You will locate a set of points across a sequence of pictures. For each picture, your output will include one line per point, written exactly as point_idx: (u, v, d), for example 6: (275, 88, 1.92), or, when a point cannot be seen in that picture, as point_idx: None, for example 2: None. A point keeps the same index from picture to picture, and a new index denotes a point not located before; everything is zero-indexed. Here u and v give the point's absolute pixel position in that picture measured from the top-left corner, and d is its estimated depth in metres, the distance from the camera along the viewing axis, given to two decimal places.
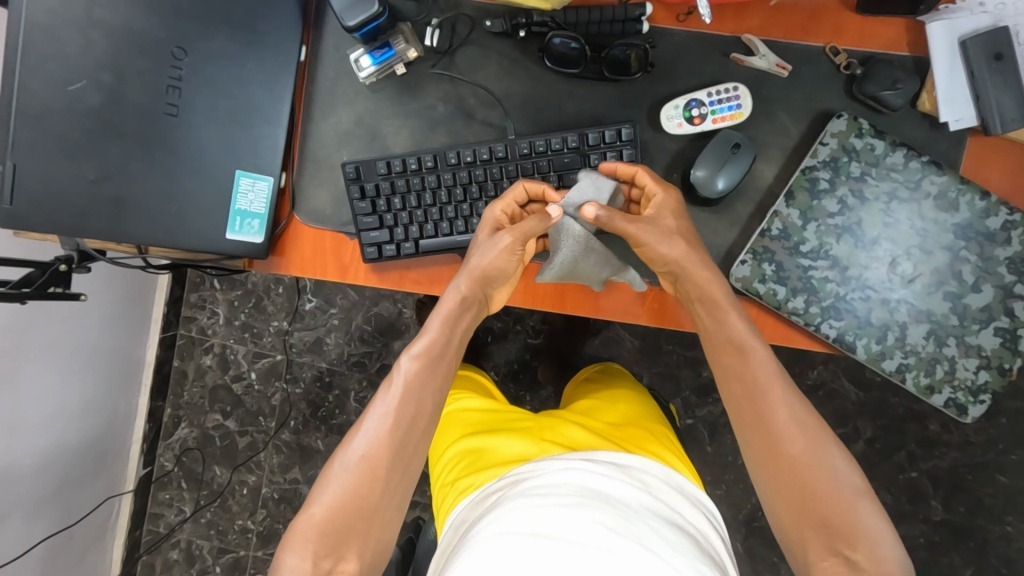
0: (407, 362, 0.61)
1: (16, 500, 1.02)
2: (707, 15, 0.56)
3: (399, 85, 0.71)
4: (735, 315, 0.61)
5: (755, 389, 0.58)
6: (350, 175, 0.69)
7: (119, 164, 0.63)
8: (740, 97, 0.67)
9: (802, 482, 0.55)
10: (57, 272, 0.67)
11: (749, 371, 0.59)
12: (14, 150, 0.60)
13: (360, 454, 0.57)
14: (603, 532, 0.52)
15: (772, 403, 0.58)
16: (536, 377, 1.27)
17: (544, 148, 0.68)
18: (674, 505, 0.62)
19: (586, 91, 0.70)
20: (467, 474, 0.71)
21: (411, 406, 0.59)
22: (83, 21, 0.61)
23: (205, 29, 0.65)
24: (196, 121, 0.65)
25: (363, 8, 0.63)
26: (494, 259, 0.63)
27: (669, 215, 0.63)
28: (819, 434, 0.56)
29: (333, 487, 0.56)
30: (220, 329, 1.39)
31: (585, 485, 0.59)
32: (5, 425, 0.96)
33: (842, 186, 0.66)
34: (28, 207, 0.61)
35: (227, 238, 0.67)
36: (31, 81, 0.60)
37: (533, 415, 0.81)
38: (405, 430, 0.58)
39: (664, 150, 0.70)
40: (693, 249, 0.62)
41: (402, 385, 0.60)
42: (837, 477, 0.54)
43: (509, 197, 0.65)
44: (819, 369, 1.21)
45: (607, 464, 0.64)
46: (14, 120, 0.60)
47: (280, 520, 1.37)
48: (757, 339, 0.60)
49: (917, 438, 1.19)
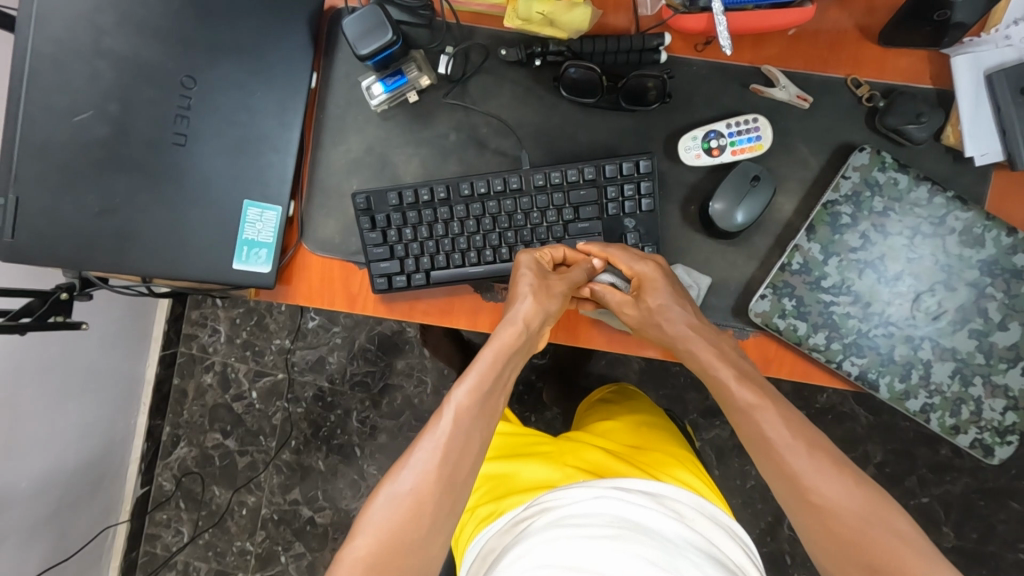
0: (460, 394, 0.56)
1: (9, 527, 1.00)
2: (729, 47, 0.58)
3: (411, 113, 0.70)
4: (727, 371, 0.59)
5: (772, 449, 0.55)
6: (360, 206, 0.67)
7: (124, 196, 0.62)
8: (760, 128, 0.66)
9: (835, 532, 0.51)
10: (58, 300, 0.67)
11: (755, 424, 0.57)
12: (17, 183, 0.59)
13: (405, 492, 0.53)
14: (643, 565, 0.51)
15: (780, 448, 0.55)
16: (541, 399, 1.26)
17: (560, 180, 0.66)
18: (712, 537, 0.60)
19: (601, 121, 0.69)
20: (489, 500, 0.69)
21: (459, 442, 0.55)
22: (89, 51, 0.60)
23: (215, 57, 0.63)
24: (203, 151, 0.64)
25: (376, 36, 0.63)
26: (543, 303, 0.60)
27: (654, 295, 0.61)
28: (846, 477, 0.52)
29: (376, 523, 0.52)
30: (221, 347, 1.37)
31: (621, 515, 0.58)
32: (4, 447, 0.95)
33: (864, 221, 0.64)
34: (29, 240, 0.60)
35: (234, 268, 0.66)
36: (35, 112, 0.59)
37: (552, 438, 0.79)
38: (453, 467, 0.54)
39: (681, 181, 0.69)
40: (682, 324, 0.61)
41: (453, 418, 0.55)
42: (877, 526, 0.50)
43: (546, 251, 0.64)
44: (829, 393, 1.19)
45: (639, 492, 0.62)
46: (17, 152, 0.58)
47: (279, 542, 1.34)
48: (779, 403, 0.57)
49: (928, 463, 1.17)
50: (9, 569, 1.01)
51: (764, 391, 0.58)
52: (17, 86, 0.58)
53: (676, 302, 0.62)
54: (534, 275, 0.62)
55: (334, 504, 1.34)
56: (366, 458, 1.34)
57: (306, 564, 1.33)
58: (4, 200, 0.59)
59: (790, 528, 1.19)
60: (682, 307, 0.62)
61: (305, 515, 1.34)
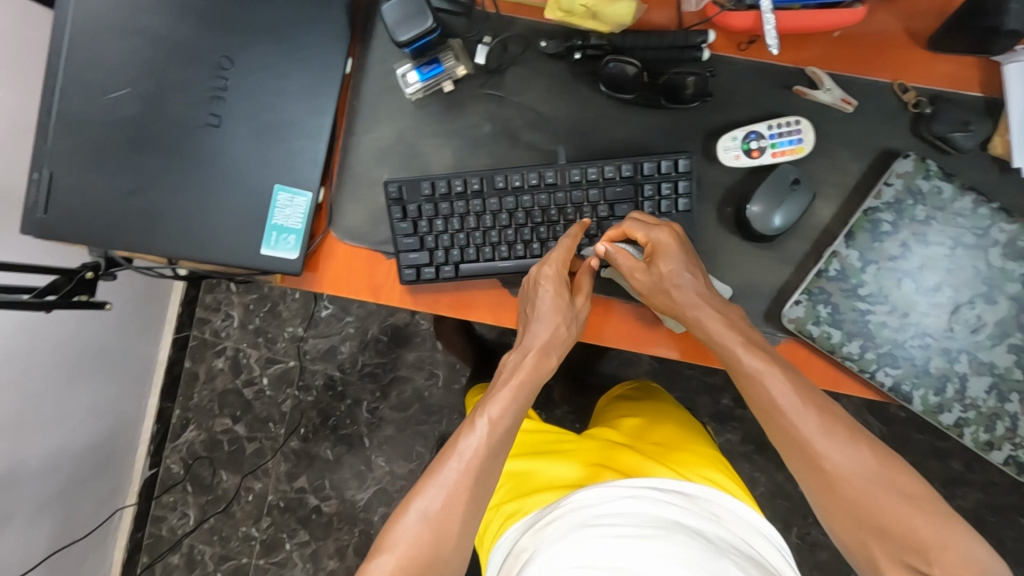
0: (492, 410, 0.58)
1: (18, 504, 1.00)
2: (774, 45, 0.58)
3: (445, 103, 0.69)
4: (733, 338, 0.58)
5: (782, 419, 0.56)
6: (392, 194, 0.66)
7: (154, 176, 0.60)
8: (801, 131, 0.64)
9: (847, 499, 0.53)
10: (83, 279, 0.67)
11: (764, 393, 0.57)
12: (52, 158, 0.58)
13: (434, 509, 0.54)
14: (683, 566, 0.52)
15: (791, 418, 0.55)
16: (552, 397, 1.27)
17: (596, 176, 0.64)
18: (746, 537, 0.61)
19: (638, 118, 0.67)
20: (513, 498, 0.69)
21: (488, 464, 0.57)
22: (128, 28, 0.59)
23: (250, 36, 0.61)
24: (236, 134, 0.62)
25: (415, 23, 0.61)
26: (565, 330, 0.61)
27: (665, 261, 0.60)
28: (855, 442, 0.54)
29: (406, 537, 0.53)
30: (234, 332, 1.37)
31: (656, 516, 0.58)
32: (16, 423, 0.95)
33: (904, 229, 0.63)
34: (60, 216, 0.59)
35: (261, 254, 0.64)
36: (73, 88, 0.58)
37: (574, 435, 0.78)
38: (479, 484, 0.56)
39: (717, 182, 0.67)
40: (690, 289, 0.60)
41: (485, 435, 0.57)
42: (888, 490, 0.52)
43: (562, 253, 0.62)
44: (842, 403, 1.18)
45: (671, 492, 0.63)
46: (54, 127, 0.58)
47: (284, 529, 1.34)
48: (788, 371, 0.57)
49: (940, 477, 1.16)
50: (15, 545, 1.01)
51: (769, 356, 0.58)
52: (57, 62, 0.58)
53: (683, 265, 0.60)
54: (560, 299, 0.61)
55: (340, 493, 1.33)
56: (374, 449, 1.34)
57: (310, 552, 1.33)
58: (39, 174, 0.58)
59: (799, 536, 1.18)
60: (689, 269, 0.60)
61: (311, 504, 1.34)
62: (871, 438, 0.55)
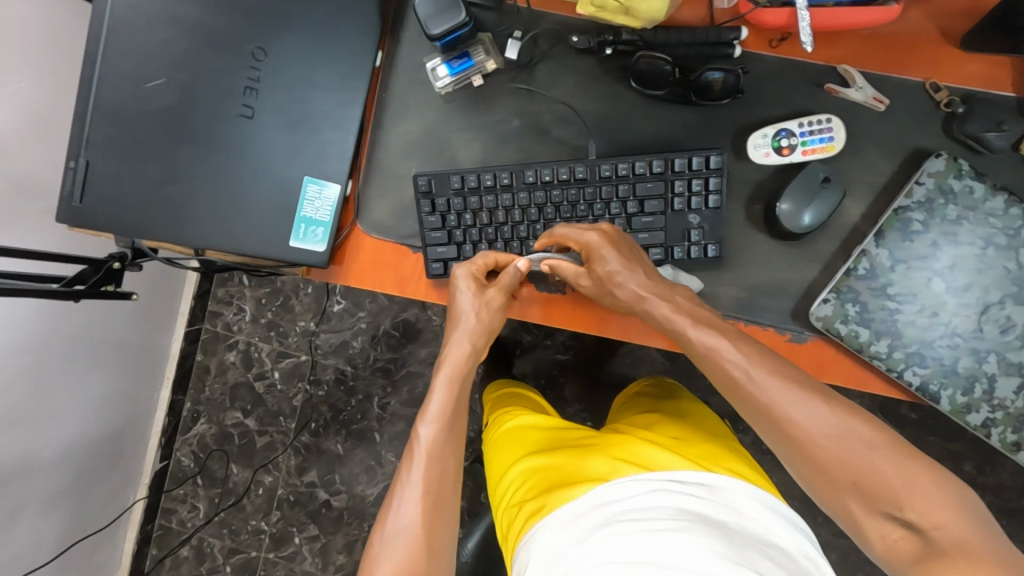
0: (426, 431, 0.60)
1: (31, 495, 1.00)
2: (809, 42, 0.57)
3: (474, 97, 0.69)
4: (681, 318, 0.58)
5: (738, 387, 0.56)
6: (422, 188, 0.66)
7: (187, 166, 0.61)
8: (833, 129, 0.64)
9: (816, 457, 0.52)
10: (111, 270, 0.67)
11: (716, 365, 0.57)
12: (89, 148, 0.59)
13: (401, 530, 0.56)
14: (711, 557, 0.52)
15: (744, 382, 0.55)
16: (563, 394, 1.27)
17: (626, 171, 0.64)
18: (778, 529, 0.59)
19: (667, 114, 0.67)
20: (535, 495, 0.69)
21: (437, 472, 0.59)
22: (165, 17, 0.59)
23: (283, 27, 0.61)
24: (269, 126, 0.62)
25: (448, 16, 0.61)
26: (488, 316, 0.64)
27: (602, 262, 0.60)
28: (812, 398, 0.53)
29: (384, 564, 0.55)
30: (246, 326, 1.38)
31: (682, 509, 0.58)
32: (30, 415, 0.95)
33: (935, 228, 0.63)
34: (95, 205, 0.59)
35: (290, 245, 0.64)
36: (110, 77, 0.58)
37: (593, 432, 0.78)
38: (437, 493, 0.58)
39: (747, 179, 0.67)
40: (637, 282, 0.60)
41: (425, 450, 0.60)
42: (852, 443, 0.51)
43: (480, 261, 0.64)
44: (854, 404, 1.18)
45: (696, 484, 0.62)
46: (91, 116, 0.58)
47: (293, 523, 1.35)
48: (734, 341, 0.57)
49: None
50: (28, 536, 1.02)
51: (716, 327, 0.58)
52: (95, 51, 0.58)
53: (629, 266, 0.60)
54: (476, 293, 0.64)
55: (350, 488, 1.34)
56: (385, 444, 1.34)
57: (319, 546, 1.34)
58: (76, 163, 0.59)
59: None
60: (636, 267, 0.60)
61: (321, 498, 1.34)
62: (831, 393, 0.54)
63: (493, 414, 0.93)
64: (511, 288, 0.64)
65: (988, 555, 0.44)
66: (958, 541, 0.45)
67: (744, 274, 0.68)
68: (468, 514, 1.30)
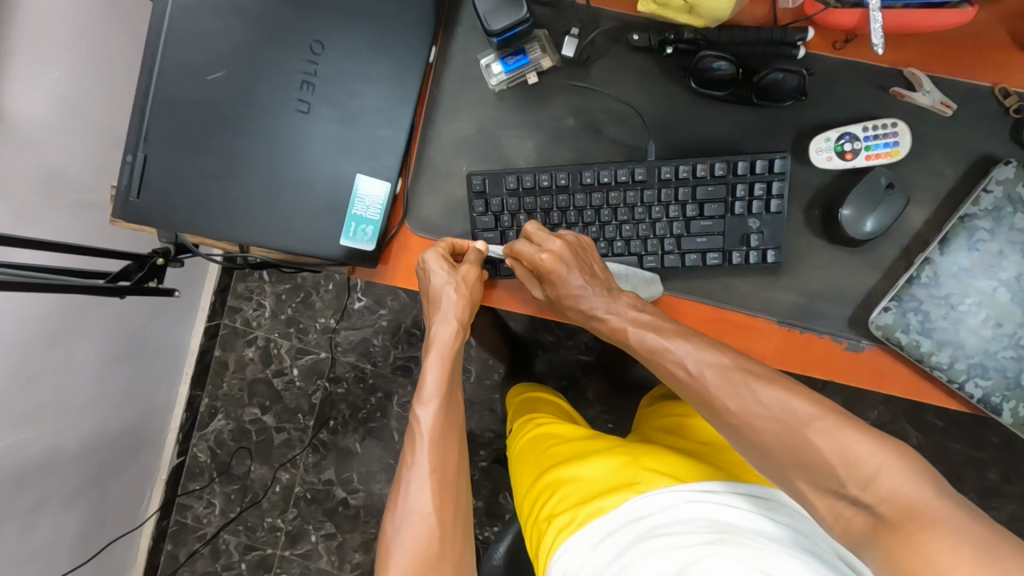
0: (426, 412, 0.63)
1: (52, 490, 0.99)
2: (880, 47, 0.56)
3: (528, 95, 0.67)
4: (625, 325, 0.61)
5: (682, 382, 0.59)
6: (476, 187, 0.65)
7: (242, 161, 0.59)
8: (898, 133, 0.63)
9: (760, 441, 0.53)
10: (154, 265, 0.66)
11: (664, 367, 0.59)
12: (147, 141, 0.57)
13: (413, 511, 0.60)
14: (746, 568, 0.51)
15: (687, 372, 0.58)
16: (585, 395, 1.27)
17: (687, 174, 0.63)
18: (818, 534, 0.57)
19: (726, 116, 0.66)
20: (568, 508, 0.66)
21: (440, 446, 0.63)
22: (225, 8, 0.57)
23: (343, 19, 0.60)
24: (325, 121, 0.61)
25: (510, 12, 0.60)
26: (462, 296, 0.63)
27: (557, 271, 0.60)
28: (747, 381, 0.55)
29: (401, 544, 0.59)
30: (265, 322, 1.36)
31: (713, 519, 0.57)
32: (53, 410, 0.94)
33: (1002, 237, 0.62)
34: (151, 200, 0.58)
35: (340, 244, 0.62)
36: (171, 69, 0.57)
37: (612, 440, 0.76)
38: (443, 468, 0.62)
39: (807, 183, 0.66)
40: (590, 294, 0.62)
41: (428, 430, 0.63)
42: (785, 421, 0.52)
43: (444, 244, 0.64)
44: (880, 410, 1.17)
45: (728, 492, 0.60)
46: (151, 109, 0.57)
47: (310, 521, 1.34)
48: (673, 340, 0.59)
49: (977, 488, 1.15)
50: (47, 531, 1.00)
51: (666, 330, 0.60)
52: (156, 42, 0.57)
53: (581, 275, 0.61)
54: (446, 269, 0.63)
55: (368, 486, 1.33)
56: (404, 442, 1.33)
57: (336, 544, 1.33)
58: (133, 157, 0.58)
59: None
60: (587, 278, 0.61)
61: (338, 496, 1.33)
62: (772, 374, 0.55)
63: (516, 424, 0.91)
64: (478, 266, 0.65)
65: (933, 519, 0.43)
66: (903, 509, 0.44)
67: (803, 280, 0.66)
68: (486, 515, 1.29)
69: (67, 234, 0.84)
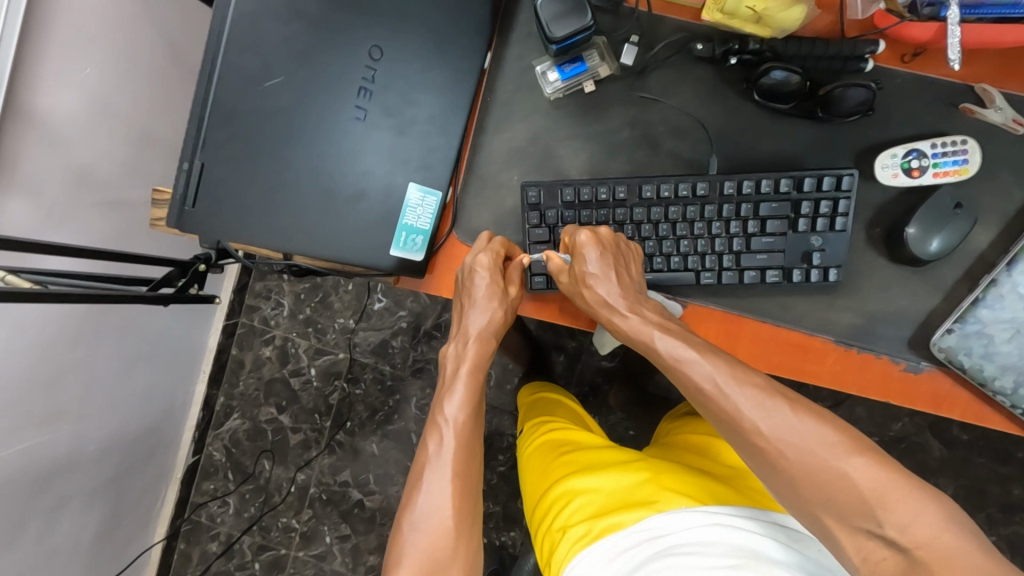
0: (453, 410, 0.60)
1: (73, 490, 0.98)
2: (956, 63, 0.52)
3: (584, 103, 0.65)
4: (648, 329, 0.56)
5: (705, 401, 0.54)
6: (531, 200, 0.63)
7: (297, 169, 0.57)
8: (967, 151, 0.61)
9: (788, 471, 0.49)
10: (196, 272, 0.64)
11: (685, 383, 0.55)
12: (204, 149, 0.56)
13: (425, 515, 0.57)
14: None
15: (714, 389, 0.53)
16: (607, 402, 1.25)
17: (750, 190, 0.62)
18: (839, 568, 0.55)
19: (789, 129, 0.64)
20: (585, 519, 0.64)
21: (462, 449, 0.60)
22: (287, 11, 0.55)
23: (403, 24, 0.58)
24: (382, 129, 0.59)
25: (572, 20, 0.58)
26: (496, 297, 0.61)
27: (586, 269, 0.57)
28: (779, 407, 0.51)
29: (414, 547, 0.56)
30: (283, 321, 1.34)
31: (736, 545, 0.55)
32: (74, 411, 0.92)
33: None
34: (206, 210, 0.57)
35: (389, 254, 0.61)
36: (229, 74, 0.55)
37: (629, 452, 0.75)
38: (464, 470, 0.59)
39: (868, 201, 0.64)
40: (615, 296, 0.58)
41: (451, 433, 0.60)
42: (818, 453, 0.48)
43: (493, 247, 0.62)
44: (905, 423, 1.15)
45: (753, 518, 0.58)
46: (209, 116, 0.55)
47: (325, 522, 1.32)
48: (702, 357, 0.54)
49: (1000, 502, 1.14)
50: (64, 532, 0.98)
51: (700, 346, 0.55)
52: (215, 46, 0.55)
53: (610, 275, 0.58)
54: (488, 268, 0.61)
55: (384, 489, 1.31)
56: None
57: (350, 547, 1.31)
58: (189, 164, 0.56)
59: None
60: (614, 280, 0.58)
61: (354, 498, 1.32)
62: (798, 399, 0.52)
63: (529, 423, 0.89)
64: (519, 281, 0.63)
65: (968, 572, 0.42)
66: (940, 559, 0.43)
67: (863, 299, 0.65)
68: (504, 519, 1.26)
69: (88, 231, 0.81)
